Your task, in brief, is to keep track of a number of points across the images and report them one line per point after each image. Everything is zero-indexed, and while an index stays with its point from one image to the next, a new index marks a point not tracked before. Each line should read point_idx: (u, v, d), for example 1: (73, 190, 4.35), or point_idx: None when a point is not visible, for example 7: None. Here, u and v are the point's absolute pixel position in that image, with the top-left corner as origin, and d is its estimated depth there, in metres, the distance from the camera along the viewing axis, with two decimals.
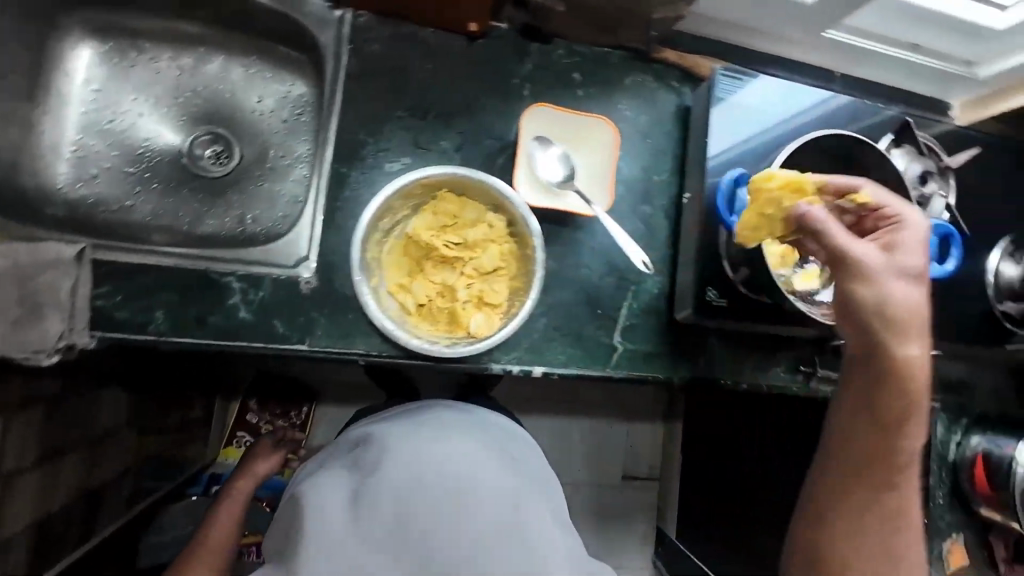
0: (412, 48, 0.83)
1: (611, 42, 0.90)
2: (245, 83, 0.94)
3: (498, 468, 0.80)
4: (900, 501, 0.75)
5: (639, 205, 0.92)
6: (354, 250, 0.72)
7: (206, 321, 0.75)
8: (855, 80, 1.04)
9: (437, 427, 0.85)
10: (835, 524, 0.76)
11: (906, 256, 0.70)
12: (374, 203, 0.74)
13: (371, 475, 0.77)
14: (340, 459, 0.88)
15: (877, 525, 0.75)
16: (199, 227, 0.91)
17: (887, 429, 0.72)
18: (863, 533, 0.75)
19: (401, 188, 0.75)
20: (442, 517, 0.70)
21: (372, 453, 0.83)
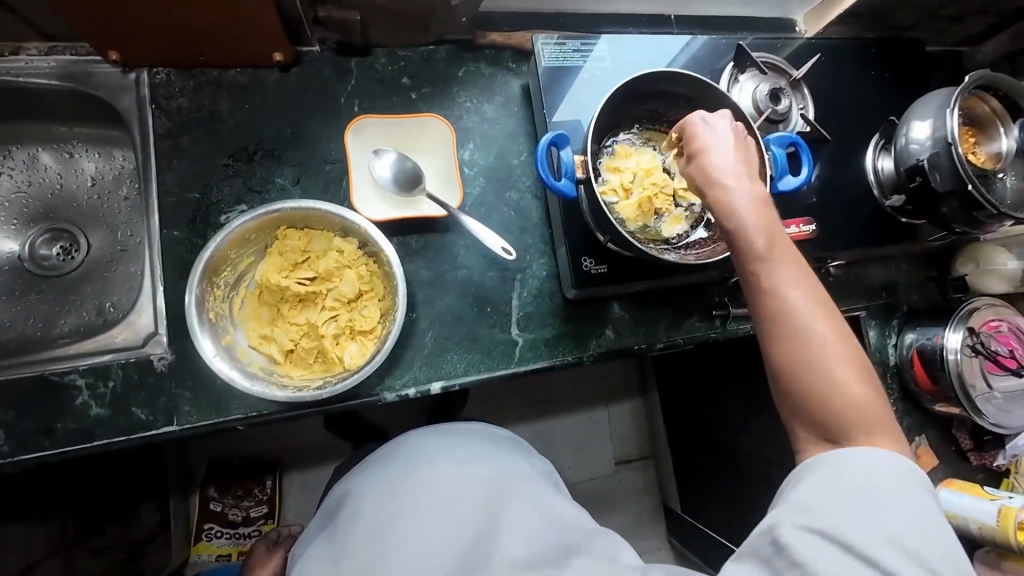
0: (221, 92, 0.80)
1: (431, 39, 0.89)
2: (72, 169, 0.90)
3: (468, 479, 0.72)
4: (805, 295, 0.60)
5: (504, 192, 0.90)
6: (191, 314, 0.68)
7: (55, 428, 0.69)
8: (694, 18, 1.03)
9: (402, 455, 0.79)
10: (772, 366, 0.61)
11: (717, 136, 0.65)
12: (201, 259, 0.69)
13: (343, 530, 0.72)
14: (326, 517, 0.83)
15: (804, 339, 0.59)
16: (56, 328, 0.86)
17: (741, 241, 0.62)
18: (799, 354, 0.59)
19: (228, 237, 0.71)
20: (405, 552, 0.64)
21: (345, 505, 0.77)
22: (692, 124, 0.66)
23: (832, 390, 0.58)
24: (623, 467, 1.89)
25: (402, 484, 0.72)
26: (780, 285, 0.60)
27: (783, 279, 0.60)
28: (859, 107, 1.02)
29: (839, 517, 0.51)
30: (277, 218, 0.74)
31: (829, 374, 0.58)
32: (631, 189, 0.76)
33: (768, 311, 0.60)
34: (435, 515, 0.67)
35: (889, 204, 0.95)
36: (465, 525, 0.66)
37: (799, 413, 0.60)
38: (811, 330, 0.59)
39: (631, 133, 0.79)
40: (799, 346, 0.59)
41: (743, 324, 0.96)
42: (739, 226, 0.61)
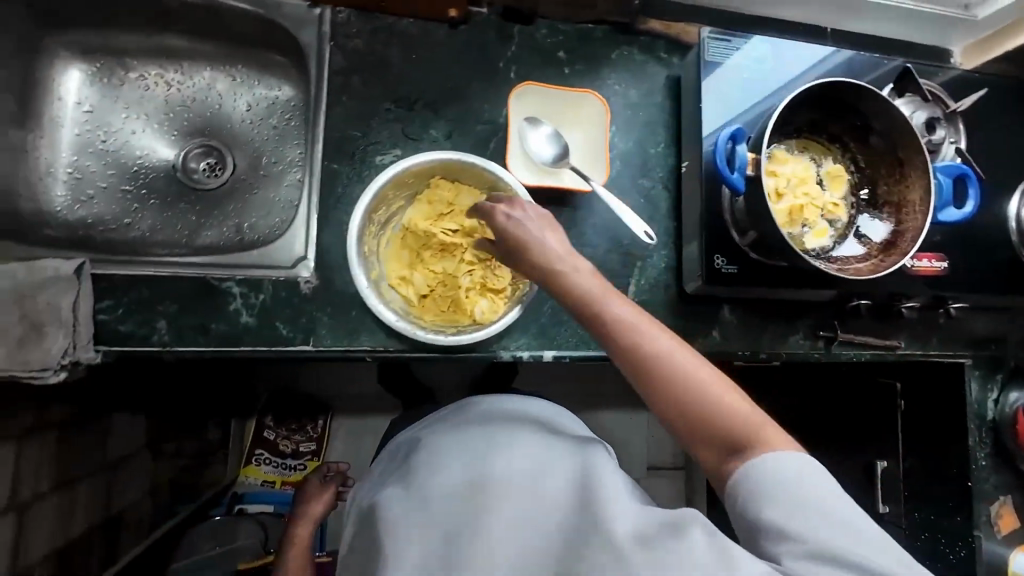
0: (393, 39, 0.83)
1: (593, 17, 0.89)
2: (232, 93, 0.95)
3: (554, 442, 0.70)
4: (624, 361, 0.58)
5: (637, 179, 0.90)
6: (351, 243, 0.72)
7: (209, 328, 0.74)
8: (849, 35, 1.01)
9: (482, 416, 0.78)
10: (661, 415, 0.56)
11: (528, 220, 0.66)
12: (367, 193, 0.73)
13: (422, 478, 0.70)
14: (393, 471, 0.82)
15: (676, 395, 0.55)
16: (198, 238, 0.91)
17: (585, 304, 0.60)
18: (670, 403, 0.55)
19: (392, 177, 0.74)
20: (501, 502, 0.61)
21: (422, 455, 0.76)
22: (489, 211, 0.67)
23: (733, 425, 0.53)
24: (655, 471, 1.92)
25: (488, 439, 0.71)
26: (634, 333, 0.57)
27: (632, 330, 0.57)
28: (1009, 151, 0.98)
29: (821, 525, 0.47)
30: (436, 167, 0.76)
31: (715, 410, 0.53)
32: (783, 194, 0.75)
33: (626, 364, 0.57)
34: (527, 470, 0.65)
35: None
36: (561, 483, 0.63)
37: (714, 449, 0.54)
38: (678, 375, 0.55)
39: (790, 139, 0.79)
40: (672, 396, 0.55)
41: (851, 350, 0.94)
42: (589, 290, 0.61)
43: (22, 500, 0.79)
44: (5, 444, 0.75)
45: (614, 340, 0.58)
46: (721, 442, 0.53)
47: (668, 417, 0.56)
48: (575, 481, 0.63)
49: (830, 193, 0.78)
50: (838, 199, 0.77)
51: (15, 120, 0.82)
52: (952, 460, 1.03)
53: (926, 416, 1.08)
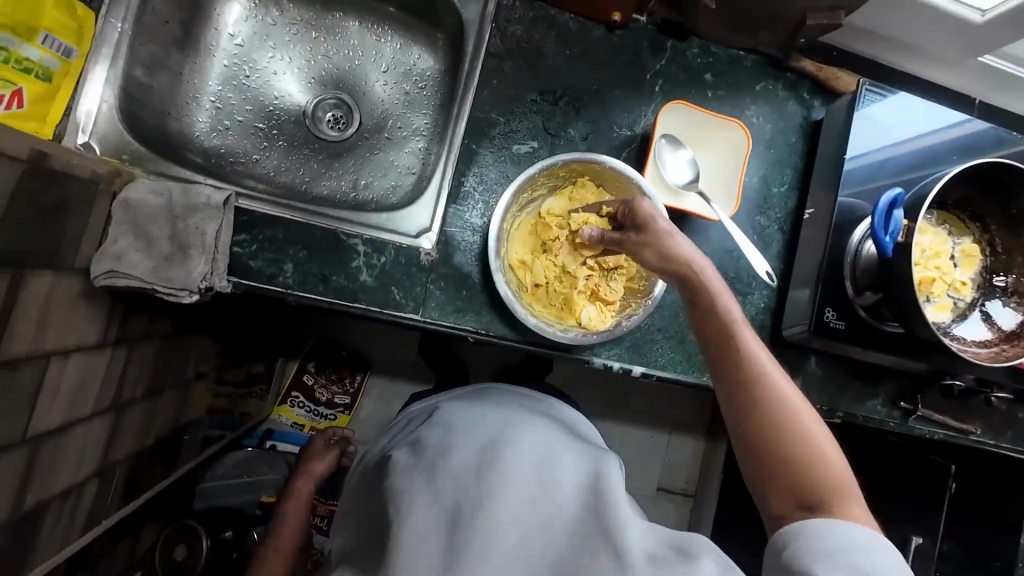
0: (551, 32, 0.83)
1: (748, 45, 0.88)
2: (373, 52, 0.97)
3: (562, 440, 0.71)
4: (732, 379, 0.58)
5: (755, 215, 0.90)
6: (497, 218, 0.74)
7: (330, 279, 0.76)
8: (993, 110, 0.99)
9: (501, 404, 0.80)
10: (745, 439, 0.56)
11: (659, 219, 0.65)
12: (525, 175, 0.74)
13: (432, 450, 0.70)
14: (405, 437, 0.83)
15: (776, 429, 0.54)
16: (316, 187, 0.94)
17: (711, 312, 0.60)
18: (763, 433, 0.55)
19: (551, 165, 0.76)
20: (510, 485, 0.62)
21: (434, 428, 0.76)
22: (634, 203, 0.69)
23: (822, 476, 0.53)
24: (663, 493, 1.96)
25: (504, 425, 0.72)
26: (750, 355, 0.57)
27: (749, 354, 0.57)
28: None
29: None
30: (589, 167, 0.78)
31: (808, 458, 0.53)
32: (916, 264, 0.75)
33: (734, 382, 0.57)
34: (536, 460, 0.66)
35: None
36: (567, 482, 0.64)
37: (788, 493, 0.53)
38: (788, 411, 0.55)
39: (931, 209, 0.78)
40: (774, 428, 0.55)
41: (926, 426, 0.94)
42: (720, 305, 0.60)
43: (121, 402, 0.84)
44: (119, 347, 0.79)
45: (734, 352, 0.58)
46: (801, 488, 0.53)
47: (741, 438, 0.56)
48: (584, 482, 0.64)
49: (960, 271, 0.77)
50: (967, 279, 0.77)
51: (178, 43, 0.84)
52: (995, 553, 1.03)
53: (976, 503, 1.08)
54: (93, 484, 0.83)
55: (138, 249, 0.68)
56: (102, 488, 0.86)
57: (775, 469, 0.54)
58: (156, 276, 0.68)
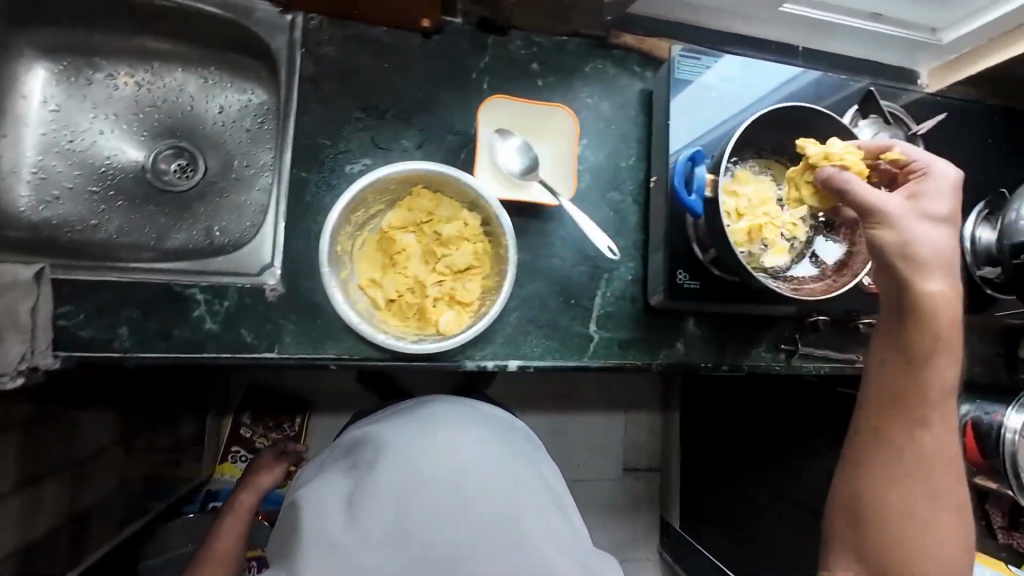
0: (365, 47, 0.83)
1: (567, 30, 0.90)
2: (204, 94, 0.94)
3: (491, 468, 0.80)
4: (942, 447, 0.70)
5: (607, 192, 0.91)
6: (324, 242, 0.72)
7: (172, 335, 0.74)
8: (820, 54, 1.03)
9: (425, 425, 0.86)
10: (863, 491, 0.71)
11: (937, 202, 0.70)
12: (348, 195, 0.73)
13: (360, 487, 0.77)
14: (335, 466, 0.88)
15: (925, 484, 0.69)
16: (166, 241, 0.91)
17: (921, 387, 0.69)
18: (903, 489, 0.69)
19: (374, 181, 0.75)
20: (433, 521, 0.71)
21: (368, 452, 0.84)
22: (928, 177, 0.72)
23: (923, 522, 0.68)
24: (630, 471, 1.96)
25: (432, 456, 0.79)
26: (929, 440, 0.70)
27: (931, 427, 0.70)
28: (967, 173, 1.01)
29: None
30: (419, 175, 0.78)
31: (917, 509, 0.68)
32: (744, 214, 0.77)
33: (901, 443, 0.70)
34: (460, 490, 0.75)
35: (981, 274, 0.95)
36: (481, 507, 0.74)
37: (873, 531, 0.69)
38: (933, 476, 0.69)
39: (754, 159, 0.81)
40: (908, 474, 0.69)
41: (812, 363, 0.97)
42: (935, 380, 0.69)
43: None
44: None
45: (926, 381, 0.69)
46: (875, 525, 0.69)
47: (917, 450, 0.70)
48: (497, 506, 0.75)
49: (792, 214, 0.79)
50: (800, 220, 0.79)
51: None
52: None
53: None
54: None
55: None
56: None
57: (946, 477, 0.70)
58: None
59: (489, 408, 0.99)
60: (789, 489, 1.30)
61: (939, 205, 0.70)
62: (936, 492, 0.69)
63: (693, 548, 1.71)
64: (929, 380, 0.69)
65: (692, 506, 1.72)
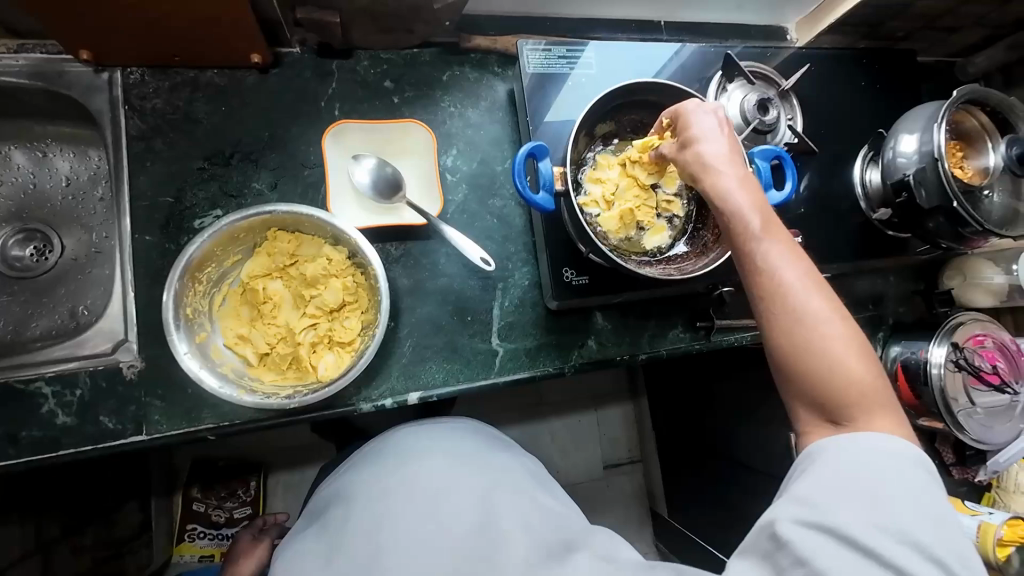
0: (197, 93, 0.78)
1: (415, 41, 0.87)
2: (44, 170, 0.88)
3: (460, 479, 0.79)
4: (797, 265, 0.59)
5: (487, 199, 0.88)
6: (167, 309, 0.66)
7: (21, 437, 0.67)
8: (685, 24, 1.02)
9: (394, 455, 0.84)
10: (773, 354, 0.59)
11: (705, 113, 0.65)
12: (188, 253, 0.68)
13: (334, 531, 0.77)
14: (312, 515, 0.87)
15: (810, 325, 0.56)
16: (26, 332, 0.84)
17: (739, 221, 0.60)
18: (799, 333, 0.56)
19: (217, 234, 0.70)
20: (402, 548, 0.70)
21: (338, 504, 0.82)
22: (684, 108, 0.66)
23: (842, 351, 0.56)
24: (612, 469, 1.87)
25: (396, 488, 0.77)
26: (772, 263, 0.58)
27: (771, 264, 0.58)
28: (847, 118, 1.01)
29: (846, 501, 0.50)
30: (268, 219, 0.73)
31: (819, 346, 0.56)
32: (613, 200, 0.75)
33: (763, 295, 0.59)
34: (431, 509, 0.73)
35: (876, 217, 0.94)
36: (455, 522, 0.72)
37: (798, 390, 0.58)
38: (809, 309, 0.57)
39: (615, 142, 0.78)
40: (787, 325, 0.57)
41: (730, 335, 0.95)
42: (748, 219, 0.60)
43: None
44: None
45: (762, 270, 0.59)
46: (802, 379, 0.57)
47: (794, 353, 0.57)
48: (474, 517, 0.73)
49: (663, 190, 0.77)
50: (673, 195, 0.77)
51: None
52: None
53: None
54: None
55: None
56: None
57: (847, 361, 0.56)
58: None
59: (464, 423, 0.96)
60: (752, 461, 1.26)
61: (689, 129, 0.65)
62: (823, 315, 0.56)
63: (682, 537, 1.65)
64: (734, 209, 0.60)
65: (675, 493, 1.66)
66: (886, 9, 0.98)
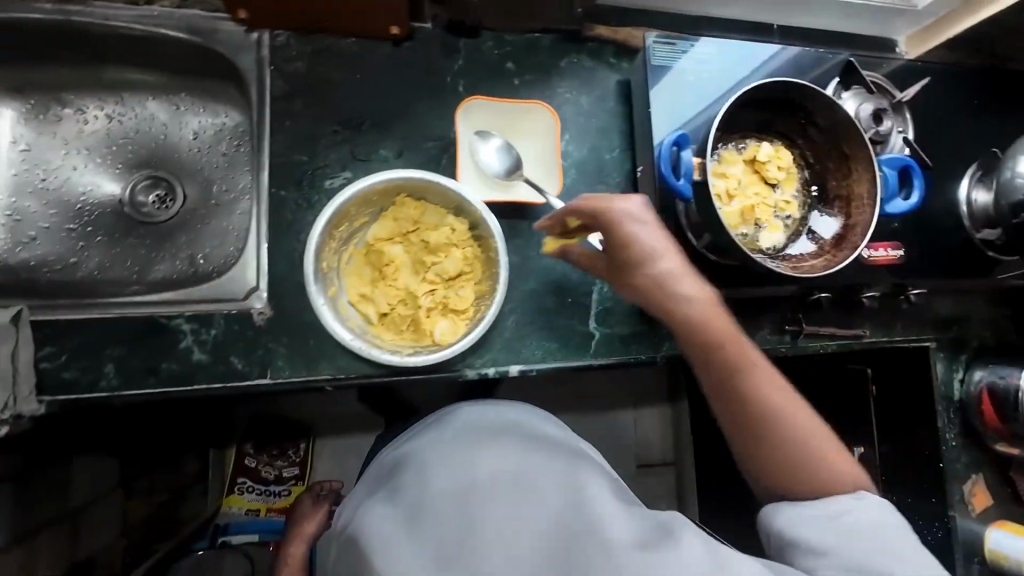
0: (335, 59, 0.82)
1: (538, 26, 0.89)
2: (176, 122, 0.92)
3: (544, 454, 0.74)
4: (721, 369, 0.68)
5: (594, 185, 0.90)
6: (309, 260, 0.70)
7: (160, 369, 0.72)
8: (796, 29, 1.02)
9: (467, 426, 0.79)
10: (744, 442, 0.68)
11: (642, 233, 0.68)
12: (330, 209, 0.71)
13: (412, 496, 0.71)
14: (377, 484, 0.81)
15: (768, 422, 0.67)
16: (150, 273, 0.88)
17: (712, 342, 0.68)
18: (757, 429, 0.67)
19: (356, 194, 0.73)
20: (495, 516, 0.64)
21: (410, 470, 0.76)
22: (620, 222, 0.68)
23: (767, 404, 0.67)
24: (645, 468, 1.88)
25: (478, 456, 0.72)
26: (735, 376, 0.68)
27: (764, 370, 0.68)
28: (955, 136, 1.00)
29: (844, 538, 0.59)
30: (402, 184, 0.76)
31: (793, 438, 0.66)
32: (735, 195, 0.76)
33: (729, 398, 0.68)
34: (519, 482, 0.68)
35: (981, 237, 0.95)
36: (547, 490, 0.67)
37: (759, 467, 0.68)
38: (803, 407, 0.67)
39: (738, 138, 0.79)
40: (742, 408, 0.68)
41: (818, 341, 0.95)
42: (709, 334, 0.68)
43: None
44: None
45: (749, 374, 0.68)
46: (769, 461, 0.67)
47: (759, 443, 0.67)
48: (564, 490, 0.68)
49: (781, 191, 0.78)
50: (790, 197, 0.78)
51: None
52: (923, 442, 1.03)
53: (896, 399, 1.09)
54: None
55: None
56: None
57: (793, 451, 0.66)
58: None
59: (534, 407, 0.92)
60: None
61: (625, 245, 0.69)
62: (803, 417, 0.67)
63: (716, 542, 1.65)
64: (683, 306, 0.69)
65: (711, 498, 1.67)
66: (1007, 28, 0.97)
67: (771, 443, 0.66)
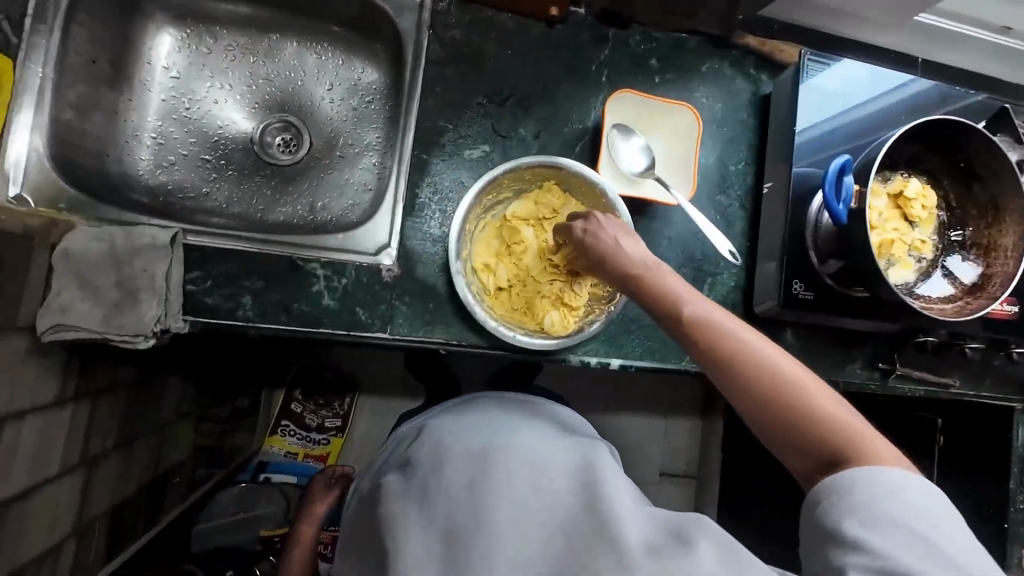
0: (490, 32, 0.82)
1: (688, 27, 0.88)
2: (316, 71, 0.94)
3: (563, 445, 0.65)
4: (752, 396, 0.54)
5: (715, 194, 0.90)
6: (458, 220, 0.73)
7: (292, 307, 0.75)
8: (940, 66, 1.00)
9: (489, 413, 0.74)
10: (760, 409, 0.54)
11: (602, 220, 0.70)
12: (486, 177, 0.74)
13: (422, 470, 0.64)
14: (395, 458, 0.78)
15: (766, 380, 0.54)
16: (272, 214, 0.90)
17: (667, 301, 0.61)
18: (774, 392, 0.54)
19: (513, 168, 0.75)
20: (503, 495, 0.56)
21: (424, 443, 0.70)
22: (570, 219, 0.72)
23: (738, 362, 0.55)
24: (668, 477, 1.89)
25: (496, 437, 0.65)
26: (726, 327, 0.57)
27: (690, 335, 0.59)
28: None
29: (896, 535, 0.45)
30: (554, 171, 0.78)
31: (799, 401, 0.53)
32: (875, 227, 0.75)
33: (720, 357, 0.56)
34: (533, 471, 0.59)
35: None
36: (562, 479, 0.59)
37: (788, 441, 0.53)
38: (727, 383, 0.56)
39: (886, 171, 0.78)
40: (728, 361, 0.56)
41: (907, 384, 0.94)
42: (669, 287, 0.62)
43: (90, 455, 0.82)
44: (81, 401, 0.78)
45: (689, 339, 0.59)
46: (799, 431, 0.52)
47: (777, 406, 0.53)
48: (577, 478, 0.59)
49: (919, 230, 0.78)
50: (927, 237, 0.78)
51: (108, 81, 0.82)
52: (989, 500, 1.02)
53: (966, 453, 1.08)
54: (71, 544, 0.82)
55: (87, 299, 0.66)
56: (81, 546, 0.85)
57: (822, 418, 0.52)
58: (108, 324, 0.66)
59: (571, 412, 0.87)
60: None
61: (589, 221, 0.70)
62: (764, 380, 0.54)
63: None
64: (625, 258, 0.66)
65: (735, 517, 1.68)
66: None
67: (794, 407, 0.53)
